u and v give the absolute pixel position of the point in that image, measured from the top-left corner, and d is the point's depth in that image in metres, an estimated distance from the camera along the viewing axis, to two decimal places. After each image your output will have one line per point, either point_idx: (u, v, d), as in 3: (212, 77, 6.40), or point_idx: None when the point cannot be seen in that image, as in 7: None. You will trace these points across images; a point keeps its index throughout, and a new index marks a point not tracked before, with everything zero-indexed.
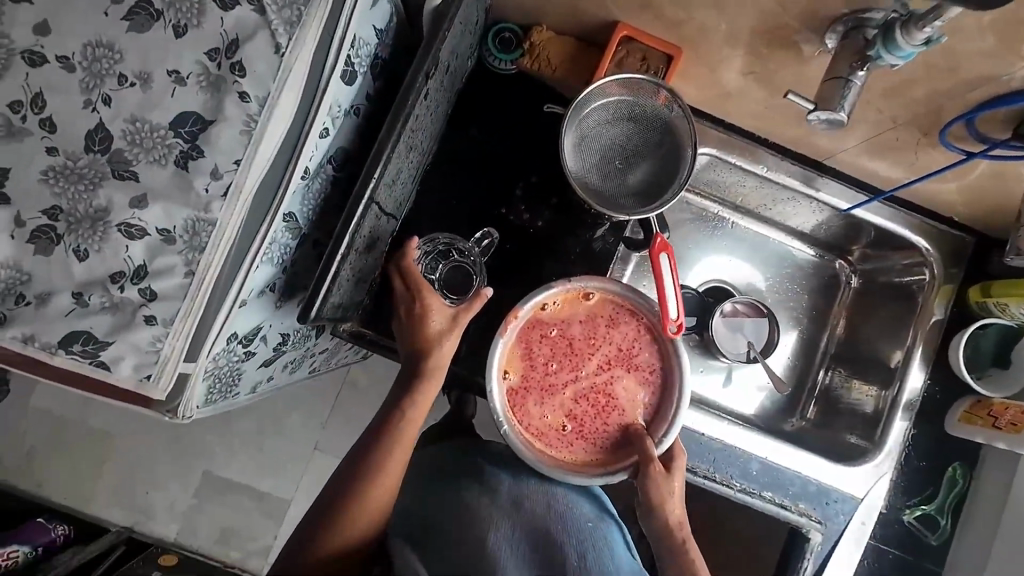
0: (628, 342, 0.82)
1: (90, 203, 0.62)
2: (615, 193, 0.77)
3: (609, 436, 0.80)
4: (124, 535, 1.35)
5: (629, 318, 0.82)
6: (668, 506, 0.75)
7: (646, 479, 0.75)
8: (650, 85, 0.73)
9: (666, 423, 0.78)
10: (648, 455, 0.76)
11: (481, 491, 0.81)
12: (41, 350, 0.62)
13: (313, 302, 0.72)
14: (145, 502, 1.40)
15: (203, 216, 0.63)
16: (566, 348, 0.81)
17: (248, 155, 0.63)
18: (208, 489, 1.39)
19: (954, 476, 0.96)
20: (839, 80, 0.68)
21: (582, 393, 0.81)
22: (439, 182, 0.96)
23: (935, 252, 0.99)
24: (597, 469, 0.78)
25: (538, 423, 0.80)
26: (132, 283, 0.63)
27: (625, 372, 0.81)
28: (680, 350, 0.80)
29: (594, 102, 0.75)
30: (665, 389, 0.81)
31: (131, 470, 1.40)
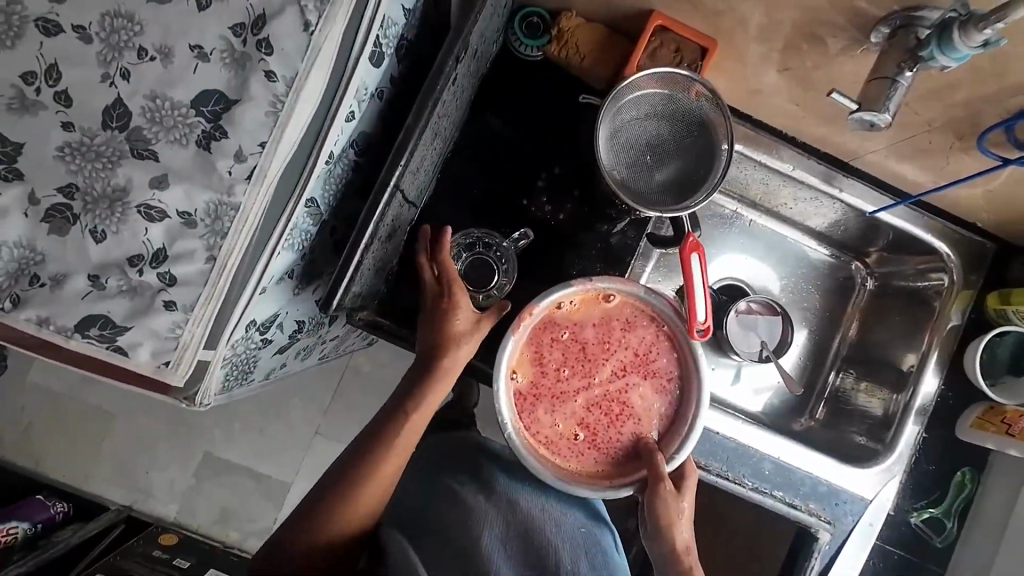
0: (645, 350, 0.81)
1: (108, 182, 0.60)
2: (644, 188, 0.76)
3: (620, 446, 0.80)
4: (124, 513, 1.35)
5: (647, 326, 0.81)
6: (677, 528, 0.74)
7: (654, 498, 0.75)
8: (689, 80, 0.71)
9: (679, 440, 0.78)
10: (658, 474, 0.75)
11: (477, 489, 0.81)
12: (57, 333, 0.61)
13: (338, 284, 0.74)
14: (144, 482, 1.38)
15: (226, 199, 0.61)
16: (580, 353, 0.80)
17: (274, 137, 0.60)
18: (208, 471, 1.38)
19: (963, 481, 0.96)
20: (886, 80, 0.67)
21: (595, 400, 0.80)
22: (459, 171, 0.94)
23: (955, 257, 0.98)
24: (604, 482, 0.78)
25: (547, 429, 0.79)
26: (151, 267, 0.61)
27: (639, 382, 0.80)
28: (699, 364, 0.79)
29: (631, 94, 0.73)
30: (680, 403, 0.80)
31: (131, 450, 1.39)
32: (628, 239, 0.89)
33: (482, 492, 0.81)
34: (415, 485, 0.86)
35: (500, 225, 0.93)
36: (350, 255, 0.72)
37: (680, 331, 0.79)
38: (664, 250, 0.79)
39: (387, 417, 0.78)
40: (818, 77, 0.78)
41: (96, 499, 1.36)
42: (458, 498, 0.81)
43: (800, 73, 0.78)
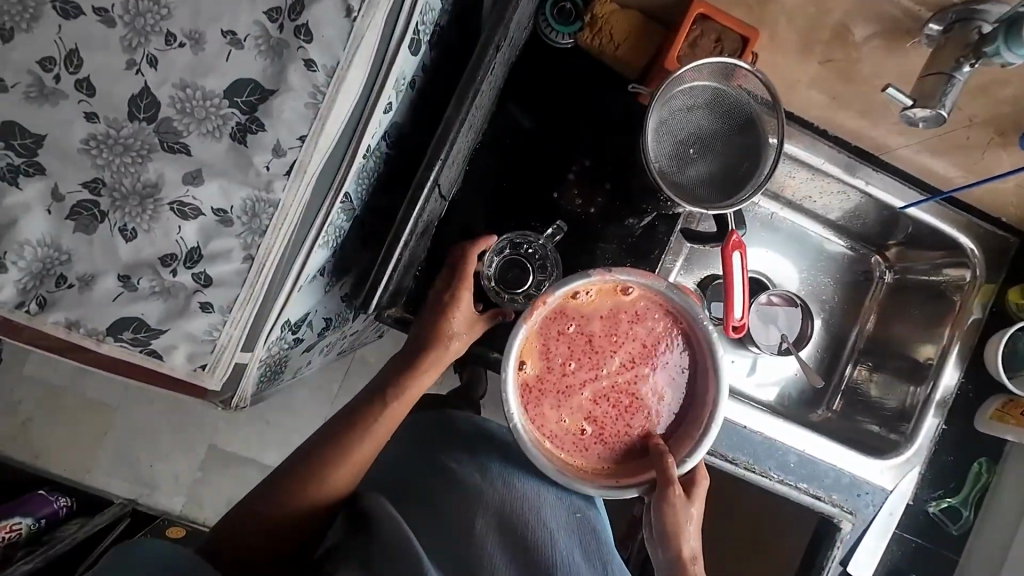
0: (659, 342, 0.67)
1: (138, 177, 0.56)
2: (685, 179, 0.74)
3: (627, 443, 0.67)
4: (129, 507, 1.29)
5: (661, 313, 0.67)
6: (684, 537, 0.63)
7: (661, 505, 0.63)
8: (748, 75, 0.69)
9: (693, 442, 0.64)
10: (666, 478, 0.62)
11: (473, 468, 0.77)
12: (88, 337, 0.58)
13: (379, 282, 0.74)
14: (148, 475, 1.35)
15: (264, 196, 0.58)
16: (586, 343, 0.67)
17: (314, 130, 0.58)
18: (214, 463, 1.36)
19: (979, 471, 0.99)
20: (943, 76, 0.72)
21: (603, 395, 0.67)
22: (487, 162, 0.92)
23: (980, 252, 0.99)
24: (609, 483, 0.64)
25: (549, 425, 0.67)
26: (186, 267, 0.59)
27: (652, 375, 0.67)
28: (720, 358, 0.64)
29: (686, 83, 0.70)
30: (697, 400, 0.66)
31: (136, 443, 1.35)
32: (658, 233, 0.88)
33: (478, 470, 0.77)
34: (414, 460, 0.80)
35: (528, 219, 0.91)
36: (391, 254, 0.72)
37: (700, 321, 0.65)
38: (702, 244, 0.77)
39: (393, 396, 0.76)
40: (868, 70, 0.78)
41: (99, 492, 1.32)
42: (450, 478, 0.76)
43: (845, 66, 0.79)
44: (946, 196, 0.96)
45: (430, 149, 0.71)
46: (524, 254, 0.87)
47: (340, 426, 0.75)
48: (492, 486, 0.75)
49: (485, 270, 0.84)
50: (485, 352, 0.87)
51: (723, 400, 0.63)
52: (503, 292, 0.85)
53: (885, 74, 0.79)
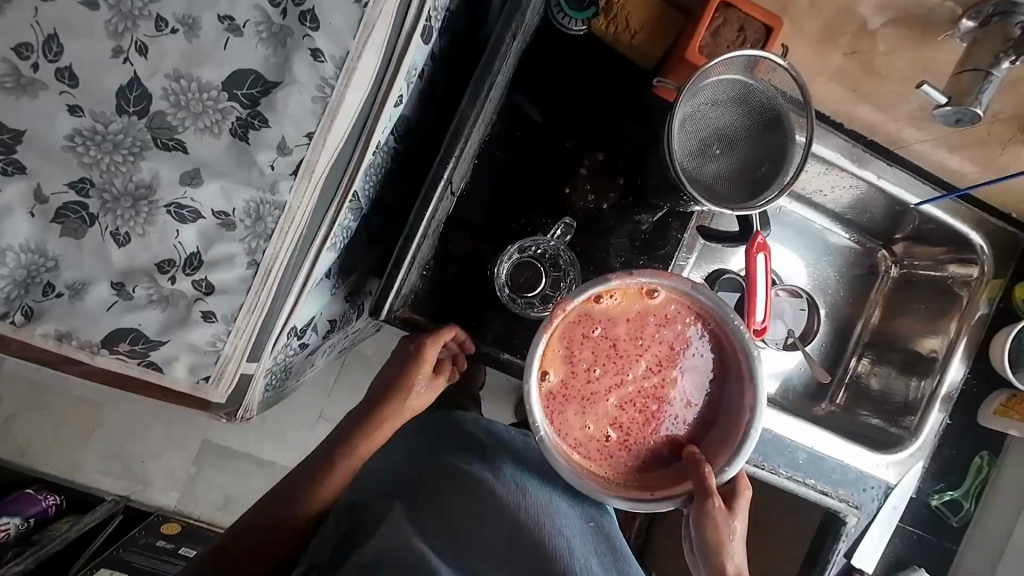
0: (688, 346, 0.65)
1: (130, 177, 0.52)
2: (710, 176, 0.71)
3: (657, 451, 0.65)
4: (121, 503, 1.23)
5: (689, 315, 0.65)
6: (728, 552, 0.59)
7: (702, 519, 0.60)
8: (779, 72, 0.67)
9: (730, 451, 0.61)
10: (705, 489, 0.60)
11: (485, 469, 0.69)
12: (81, 349, 0.54)
13: (391, 287, 0.71)
14: (141, 471, 1.27)
15: (270, 197, 0.54)
16: (612, 348, 0.65)
17: (323, 127, 0.53)
18: (208, 456, 1.28)
19: (980, 464, 1.00)
20: (981, 72, 0.70)
21: (630, 402, 0.65)
22: (497, 156, 0.88)
23: (990, 249, 0.99)
24: (643, 496, 0.62)
25: (575, 434, 0.64)
26: (185, 273, 0.55)
27: (681, 380, 0.65)
28: (758, 363, 0.62)
29: (715, 77, 0.68)
30: (731, 407, 0.64)
31: (122, 440, 1.26)
32: (671, 230, 0.87)
33: (490, 471, 0.69)
34: (416, 462, 0.72)
35: (539, 216, 0.87)
36: (403, 258, 0.70)
37: (733, 323, 0.62)
38: (724, 245, 0.76)
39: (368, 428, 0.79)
40: (890, 65, 0.77)
41: (90, 490, 1.24)
42: (460, 477, 0.67)
43: (869, 59, 0.78)
44: (962, 195, 0.97)
45: (443, 145, 0.69)
46: (537, 255, 0.85)
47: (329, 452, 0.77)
48: (504, 486, 0.66)
49: (499, 280, 0.83)
50: (496, 353, 0.84)
51: (762, 407, 0.60)
52: (518, 298, 0.84)
53: (904, 69, 0.78)
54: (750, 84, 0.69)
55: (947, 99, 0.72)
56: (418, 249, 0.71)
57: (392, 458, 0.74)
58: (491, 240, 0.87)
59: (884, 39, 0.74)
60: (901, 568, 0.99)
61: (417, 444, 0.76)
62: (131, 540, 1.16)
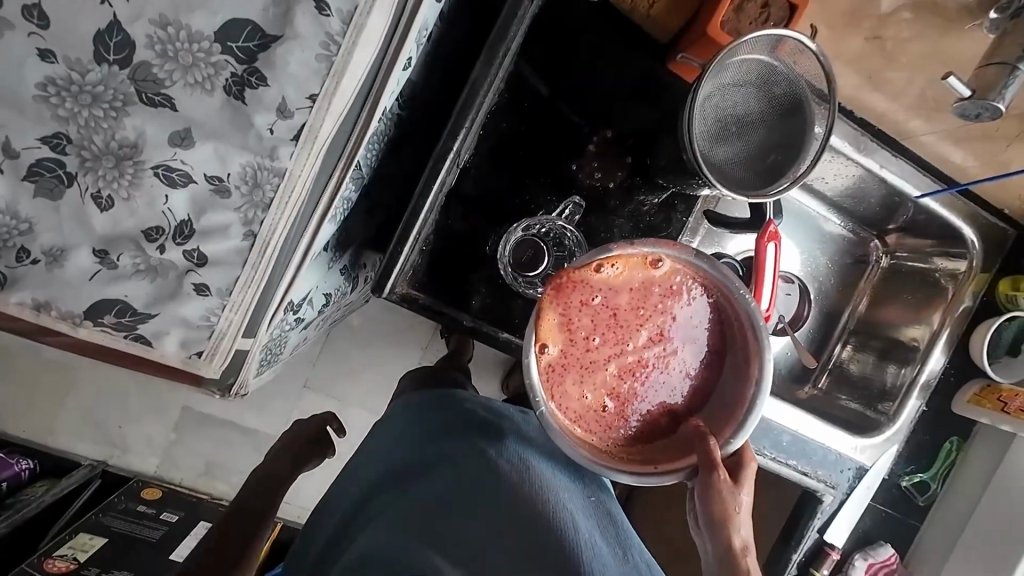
0: (690, 316, 0.59)
1: (112, 134, 0.47)
2: (724, 158, 0.69)
3: (660, 423, 0.60)
4: (99, 467, 1.18)
5: (693, 284, 0.59)
6: (733, 526, 0.51)
7: (707, 494, 0.52)
8: (805, 56, 0.66)
9: (735, 423, 0.55)
10: (710, 460, 0.53)
11: (488, 441, 0.69)
12: (60, 320, 0.51)
13: (395, 263, 0.75)
14: (118, 437, 1.20)
15: (268, 164, 0.50)
16: (612, 318, 0.59)
17: (327, 90, 0.49)
18: (189, 423, 1.23)
19: (950, 449, 1.06)
20: (1007, 67, 0.72)
21: (632, 372, 0.59)
22: (502, 127, 0.83)
23: (979, 244, 1.01)
24: (646, 469, 0.56)
25: (576, 406, 0.59)
26: (175, 242, 0.51)
27: (682, 351, 0.59)
28: (764, 332, 0.55)
29: (743, 54, 0.65)
30: (736, 376, 0.57)
31: (96, 405, 1.19)
32: (676, 213, 0.85)
33: (494, 445, 0.68)
34: (416, 439, 0.73)
35: (544, 193, 0.85)
36: (407, 235, 0.73)
37: (738, 291, 0.56)
38: (738, 233, 0.79)
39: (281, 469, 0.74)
40: (909, 52, 0.79)
41: (63, 455, 1.18)
42: (461, 459, 0.67)
43: (890, 45, 0.78)
44: (962, 189, 0.98)
45: (450, 121, 0.71)
46: (540, 232, 0.84)
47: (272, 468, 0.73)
48: (507, 464, 0.66)
49: (502, 258, 0.82)
50: (494, 331, 0.83)
51: (768, 376, 0.54)
52: (521, 277, 0.83)
53: (928, 59, 0.79)
54: (774, 66, 0.67)
55: (970, 92, 0.74)
56: (423, 225, 0.74)
57: (392, 448, 0.74)
58: (493, 217, 0.84)
59: (901, 23, 0.76)
60: (868, 543, 1.06)
61: (417, 429, 0.75)
62: (110, 506, 1.11)
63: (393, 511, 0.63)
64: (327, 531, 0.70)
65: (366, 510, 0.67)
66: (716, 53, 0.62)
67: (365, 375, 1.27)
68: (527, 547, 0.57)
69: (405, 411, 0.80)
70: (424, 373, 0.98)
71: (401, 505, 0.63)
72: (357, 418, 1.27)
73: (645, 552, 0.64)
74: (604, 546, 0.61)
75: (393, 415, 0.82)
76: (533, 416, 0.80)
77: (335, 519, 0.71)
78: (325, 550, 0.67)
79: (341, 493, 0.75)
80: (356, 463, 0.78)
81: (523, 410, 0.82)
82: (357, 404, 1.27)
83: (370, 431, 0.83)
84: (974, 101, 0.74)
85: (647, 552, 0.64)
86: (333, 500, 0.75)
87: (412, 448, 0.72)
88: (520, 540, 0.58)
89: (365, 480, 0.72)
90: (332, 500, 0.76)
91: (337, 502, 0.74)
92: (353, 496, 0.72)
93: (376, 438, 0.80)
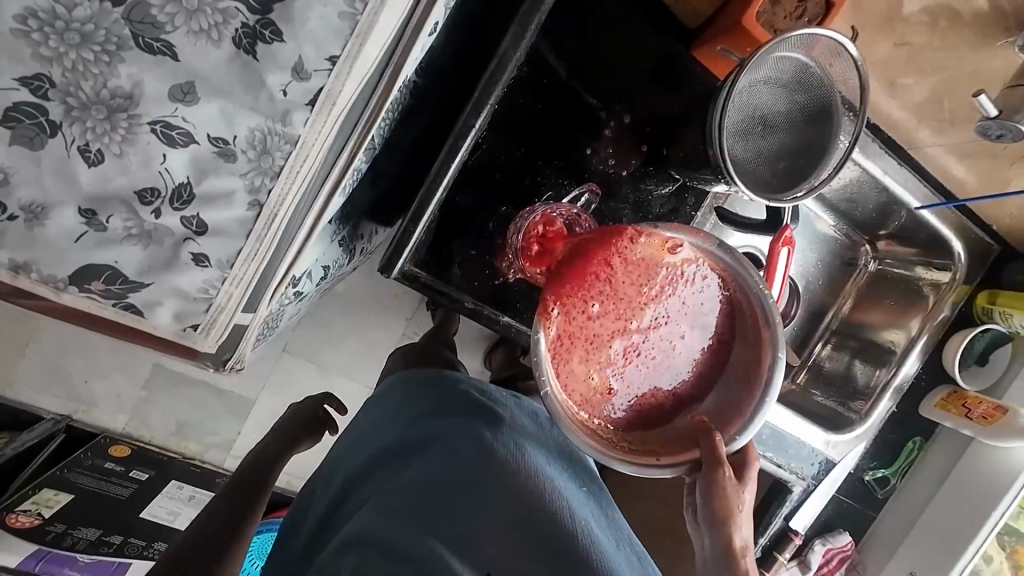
0: (702, 300, 0.52)
1: (104, 82, 0.41)
2: (749, 156, 0.68)
3: (663, 411, 0.53)
4: (63, 422, 1.06)
5: (708, 269, 0.52)
6: (735, 525, 0.50)
7: (710, 491, 0.50)
8: (845, 62, 0.66)
9: (742, 420, 0.50)
10: (715, 458, 0.49)
11: (486, 424, 0.67)
12: (43, 283, 0.47)
13: (405, 245, 0.75)
14: (83, 392, 1.08)
15: (280, 129, 0.47)
16: (621, 294, 0.52)
17: (348, 53, 0.45)
18: (162, 381, 1.11)
19: (912, 447, 1.12)
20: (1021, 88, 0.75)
21: (638, 353, 0.52)
22: (522, 103, 0.79)
23: (966, 257, 1.05)
24: (648, 461, 0.51)
25: (580, 386, 0.53)
26: (172, 207, 0.47)
27: (691, 334, 0.52)
28: (778, 324, 0.49)
29: (789, 50, 0.64)
30: (748, 366, 0.51)
31: (57, 358, 1.06)
32: (685, 206, 0.85)
33: (490, 428, 0.67)
34: (410, 418, 0.71)
35: (557, 176, 0.82)
36: (422, 213, 0.74)
37: (752, 282, 0.50)
38: (754, 234, 0.82)
39: (280, 447, 0.75)
40: (938, 61, 0.79)
41: (23, 407, 1.05)
42: (456, 440, 0.64)
43: (918, 53, 0.79)
44: (958, 204, 1.00)
45: (475, 95, 0.72)
46: None
47: (272, 453, 0.74)
48: (504, 450, 0.64)
49: (512, 241, 0.78)
50: (495, 315, 0.82)
51: (780, 366, 0.49)
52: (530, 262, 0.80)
53: (950, 71, 0.80)
54: (813, 69, 0.67)
55: (994, 113, 0.76)
56: (437, 204, 0.75)
57: (382, 428, 0.72)
58: (504, 198, 0.80)
59: (918, 25, 0.76)
60: (828, 530, 1.12)
61: (409, 409, 0.72)
62: (76, 462, 1.02)
63: (385, 491, 0.61)
64: (320, 509, 0.69)
65: (357, 488, 0.66)
66: (767, 41, 0.61)
67: (351, 340, 1.20)
68: (530, 534, 0.56)
69: (394, 390, 0.78)
70: (415, 350, 0.95)
71: (394, 484, 0.61)
72: (340, 389, 1.20)
73: (632, 539, 0.65)
74: (603, 536, 0.60)
75: (383, 394, 0.80)
76: (524, 401, 0.78)
77: (326, 498, 0.69)
78: (319, 529, 0.66)
79: (332, 471, 0.74)
80: (345, 443, 0.76)
81: (515, 394, 0.80)
82: (340, 371, 1.20)
83: (359, 410, 0.81)
84: (998, 121, 0.75)
85: (634, 538, 0.65)
86: (324, 478, 0.74)
87: (402, 429, 0.69)
88: (521, 524, 0.57)
89: (355, 460, 0.70)
90: (324, 478, 0.74)
91: (328, 482, 0.72)
92: (345, 474, 0.70)
93: (364, 419, 0.78)
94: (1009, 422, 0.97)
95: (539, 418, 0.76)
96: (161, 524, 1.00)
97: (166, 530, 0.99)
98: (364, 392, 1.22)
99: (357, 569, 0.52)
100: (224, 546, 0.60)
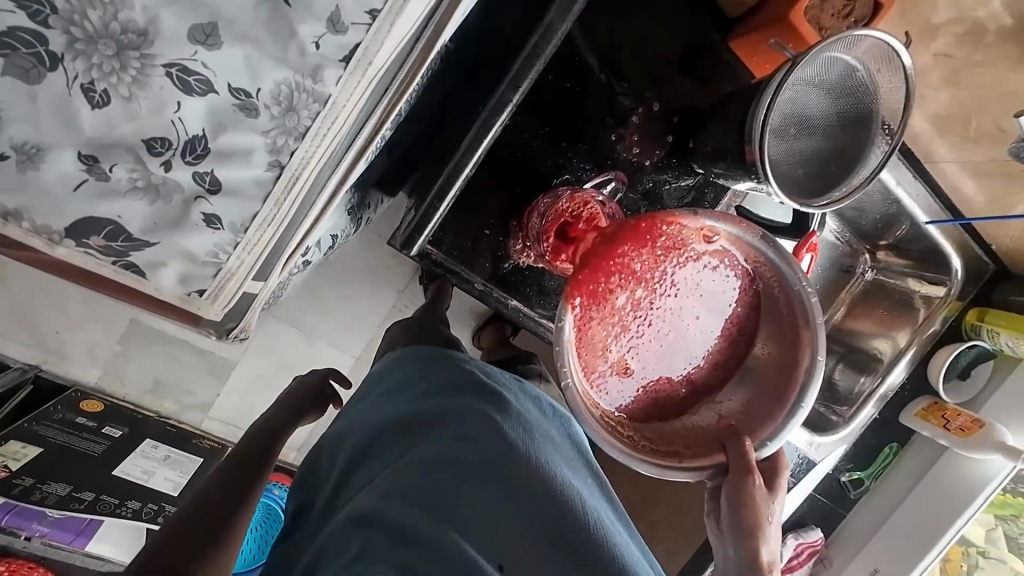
0: (727, 287, 0.50)
1: (114, 13, 0.37)
2: (786, 159, 0.66)
3: (683, 403, 0.52)
4: (30, 374, 1.00)
5: (743, 261, 0.51)
6: (763, 537, 0.50)
7: (738, 500, 0.50)
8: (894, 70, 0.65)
9: (773, 425, 0.50)
10: (744, 464, 0.49)
11: (494, 406, 0.65)
12: (35, 234, 0.43)
13: (428, 220, 0.72)
14: (55, 343, 1.02)
15: (309, 86, 0.43)
16: (643, 262, 0.49)
17: (390, 9, 0.41)
18: (138, 339, 1.06)
19: (887, 453, 1.17)
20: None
21: (659, 337, 0.50)
22: (549, 81, 0.75)
23: (962, 275, 1.07)
24: (672, 462, 0.50)
25: (593, 361, 0.51)
26: (185, 161, 0.43)
27: (708, 317, 0.50)
28: (818, 324, 0.48)
29: (839, 50, 0.63)
30: (781, 370, 0.50)
31: (25, 305, 1.00)
32: (705, 201, 0.83)
33: (497, 411, 0.65)
34: (414, 394, 0.68)
35: (579, 161, 0.78)
36: (448, 188, 0.70)
37: (791, 285, 0.49)
38: (778, 238, 0.84)
39: (283, 420, 0.73)
40: (973, 76, 0.79)
41: None
42: (464, 420, 0.62)
43: (958, 66, 0.79)
44: (966, 222, 1.02)
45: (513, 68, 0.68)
46: None
47: (272, 422, 0.72)
48: (512, 433, 0.62)
49: (530, 222, 0.74)
50: (503, 298, 0.81)
51: (818, 370, 0.48)
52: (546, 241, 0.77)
53: (983, 87, 0.80)
54: (857, 73, 0.66)
55: None
56: (464, 179, 0.71)
57: (383, 404, 0.70)
58: (522, 178, 0.77)
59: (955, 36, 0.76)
60: (801, 525, 1.16)
61: (412, 387, 0.70)
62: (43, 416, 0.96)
63: (391, 471, 0.59)
64: (327, 488, 0.67)
65: (360, 466, 0.64)
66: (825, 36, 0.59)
67: (342, 309, 1.16)
68: (540, 521, 0.55)
69: (394, 366, 0.75)
70: (414, 325, 0.92)
71: (397, 466, 0.59)
72: (325, 358, 1.17)
73: (631, 525, 0.65)
74: (611, 526, 0.59)
75: (383, 369, 0.77)
76: (529, 387, 0.75)
77: (332, 477, 0.67)
78: (324, 507, 0.65)
79: (332, 450, 0.71)
80: (345, 419, 0.74)
81: (517, 377, 0.77)
82: (326, 340, 1.16)
83: (362, 383, 0.79)
84: None
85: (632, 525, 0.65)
86: (326, 456, 0.72)
87: (405, 405, 0.67)
88: (532, 513, 0.55)
89: (356, 435, 0.68)
90: (324, 455, 0.72)
91: (331, 460, 0.71)
92: (346, 453, 0.68)
93: (364, 396, 0.75)
94: (985, 434, 1.02)
95: (542, 403, 0.73)
96: (136, 483, 0.95)
97: (142, 490, 0.94)
98: (350, 362, 1.19)
99: (362, 557, 0.50)
100: (230, 515, 0.58)
